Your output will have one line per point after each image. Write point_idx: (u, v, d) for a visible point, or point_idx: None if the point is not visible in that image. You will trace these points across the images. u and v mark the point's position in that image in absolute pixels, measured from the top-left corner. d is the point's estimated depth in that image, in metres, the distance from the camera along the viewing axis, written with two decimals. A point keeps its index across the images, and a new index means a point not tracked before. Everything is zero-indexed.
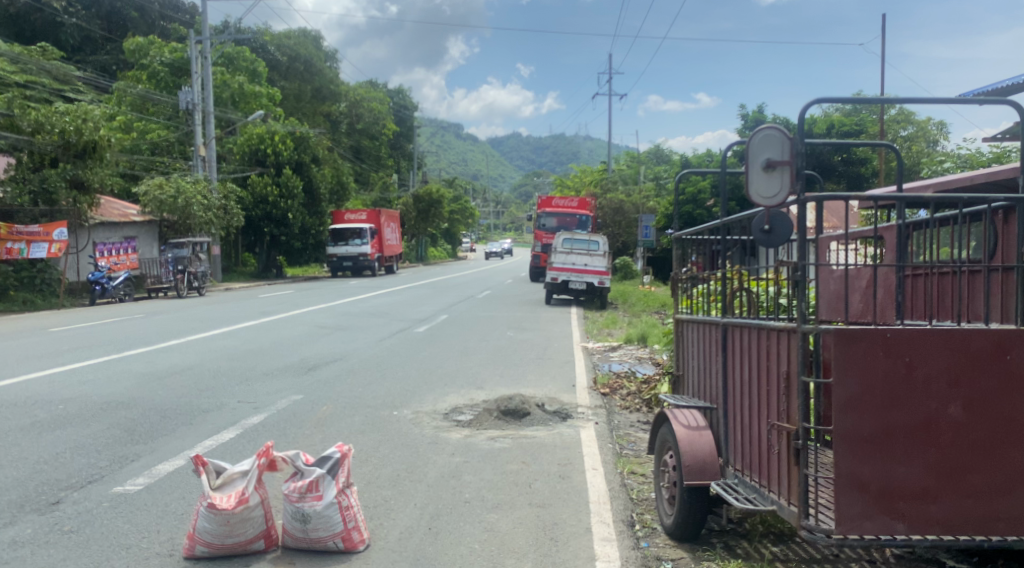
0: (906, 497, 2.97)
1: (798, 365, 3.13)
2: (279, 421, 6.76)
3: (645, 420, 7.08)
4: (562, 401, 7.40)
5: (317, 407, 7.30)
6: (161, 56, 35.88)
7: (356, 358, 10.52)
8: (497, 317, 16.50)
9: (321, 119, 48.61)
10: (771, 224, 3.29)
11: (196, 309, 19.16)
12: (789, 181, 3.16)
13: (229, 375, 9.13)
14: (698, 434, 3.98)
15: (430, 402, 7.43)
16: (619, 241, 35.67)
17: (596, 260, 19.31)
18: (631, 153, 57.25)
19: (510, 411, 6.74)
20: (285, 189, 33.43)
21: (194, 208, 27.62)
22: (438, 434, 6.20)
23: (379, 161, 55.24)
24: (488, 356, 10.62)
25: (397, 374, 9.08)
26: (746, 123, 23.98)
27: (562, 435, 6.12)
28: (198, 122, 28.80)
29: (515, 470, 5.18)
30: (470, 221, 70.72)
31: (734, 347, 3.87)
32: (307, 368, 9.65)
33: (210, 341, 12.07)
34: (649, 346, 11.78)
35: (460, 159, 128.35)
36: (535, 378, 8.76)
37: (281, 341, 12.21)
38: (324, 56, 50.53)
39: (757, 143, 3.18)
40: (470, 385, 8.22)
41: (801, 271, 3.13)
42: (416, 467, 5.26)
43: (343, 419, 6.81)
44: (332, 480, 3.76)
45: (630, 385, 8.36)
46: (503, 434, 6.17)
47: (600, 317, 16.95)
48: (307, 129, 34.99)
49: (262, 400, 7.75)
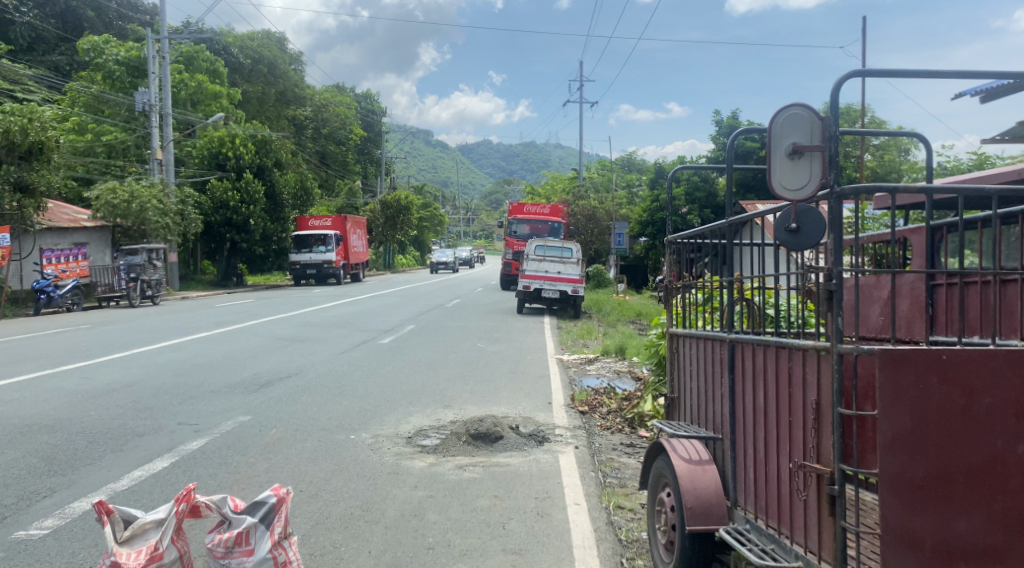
0: (967, 556, 2.41)
1: (830, 394, 2.58)
2: (221, 447, 6.05)
3: (629, 443, 6.50)
4: (537, 421, 6.78)
5: (265, 431, 6.60)
6: (117, 55, 34.63)
7: (314, 373, 9.81)
8: (467, 327, 15.83)
9: (285, 123, 47.53)
10: (801, 220, 2.68)
11: (147, 318, 18.19)
12: (820, 169, 2.63)
13: (173, 393, 8.36)
14: (699, 470, 3.46)
15: (393, 424, 6.76)
16: (590, 249, 35.33)
17: (568, 267, 18.75)
18: (600, 162, 57.04)
19: (480, 435, 6.09)
20: (246, 194, 32.50)
21: (149, 213, 26.57)
22: (400, 462, 5.55)
23: (346, 167, 54.52)
24: (458, 370, 9.98)
25: (357, 392, 8.41)
26: (719, 129, 23.68)
27: (538, 462, 5.52)
28: (155, 124, 27.81)
29: (486, 506, 4.55)
30: (437, 228, 69.97)
31: (744, 370, 3.30)
32: (259, 385, 8.92)
33: (157, 354, 11.25)
34: (627, 357, 11.22)
35: (429, 167, 127.74)
36: (507, 394, 8.14)
37: (235, 354, 11.45)
38: (288, 59, 49.62)
39: (781, 124, 2.66)
40: (437, 404, 7.57)
41: (836, 280, 2.55)
42: (372, 503, 4.60)
43: (294, 444, 6.13)
44: (266, 531, 3.13)
45: (610, 402, 7.78)
46: (472, 462, 5.54)
47: (573, 327, 16.38)
48: (269, 133, 34.25)
49: (205, 422, 7.02)
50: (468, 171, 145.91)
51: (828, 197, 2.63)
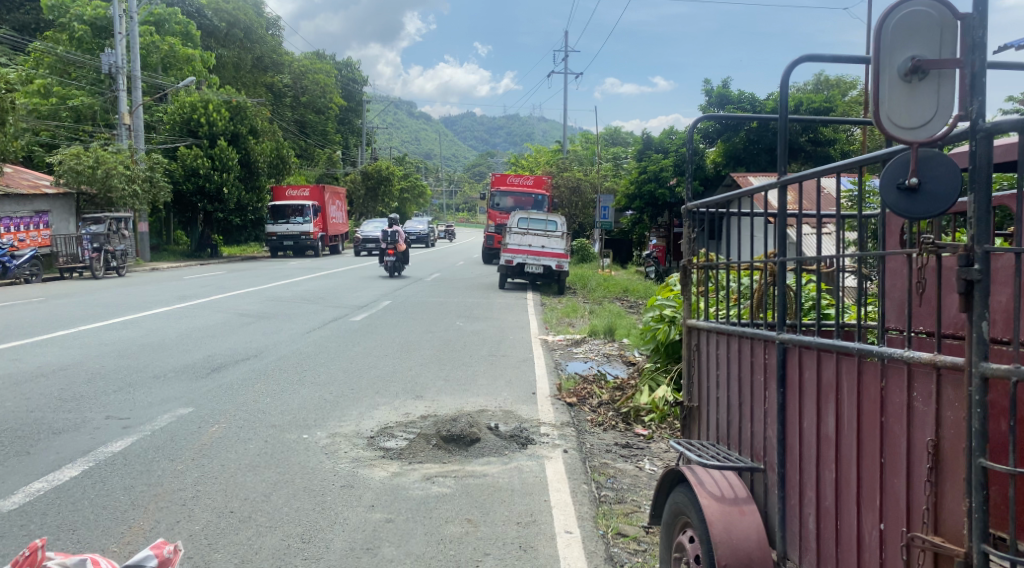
0: None
1: (967, 437, 1.68)
2: (150, 448, 5.15)
3: (624, 443, 5.65)
4: (519, 417, 5.92)
5: (205, 427, 5.71)
6: (82, 14, 32.76)
7: (274, 355, 8.90)
8: (447, 303, 14.94)
9: (262, 89, 45.81)
10: (921, 173, 1.79)
11: (107, 291, 17.14)
12: (957, 93, 1.74)
13: (109, 379, 7.41)
14: (737, 513, 2.61)
15: (354, 420, 5.88)
16: (575, 222, 34.57)
17: (553, 241, 17.80)
18: (586, 134, 55.94)
19: (453, 438, 5.20)
20: (219, 161, 31.17)
21: (115, 179, 25.21)
22: (357, 471, 4.67)
23: (325, 136, 53.16)
24: (433, 352, 9.13)
25: (320, 378, 7.54)
26: (709, 99, 22.72)
27: (521, 472, 4.67)
28: (124, 87, 26.44)
29: (456, 536, 3.69)
30: (419, 200, 68.69)
31: (801, 387, 2.45)
32: (210, 369, 8.02)
33: (105, 332, 10.26)
34: (618, 339, 10.37)
35: (413, 138, 125.68)
36: (486, 382, 7.30)
37: (191, 333, 10.49)
38: (266, 23, 47.71)
39: (892, 28, 1.79)
40: (406, 395, 6.70)
41: (978, 262, 1.62)
42: (316, 532, 3.72)
43: (235, 445, 5.24)
44: None
45: (601, 393, 6.93)
46: (442, 471, 4.66)
47: (558, 304, 15.61)
48: (244, 98, 32.87)
49: (137, 415, 6.08)
50: (451, 142, 144.23)
51: (960, 134, 1.75)
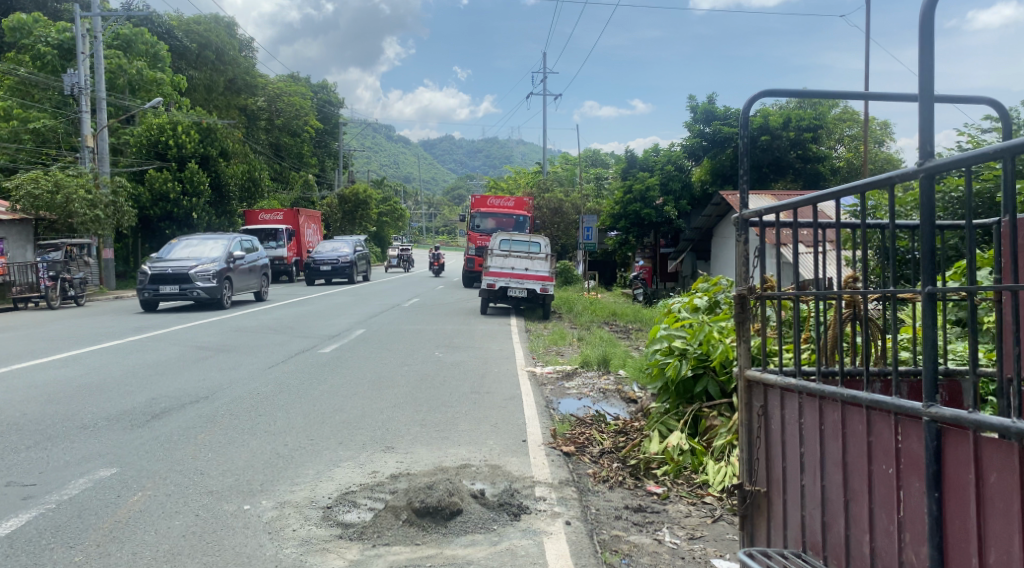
0: None
1: None
2: (46, 530, 4.09)
3: (637, 506, 4.68)
4: (508, 474, 4.96)
5: (126, 495, 4.67)
6: (47, 36, 31.46)
7: (227, 396, 7.88)
8: (426, 331, 13.96)
9: (235, 111, 44.45)
10: None
11: (59, 323, 15.90)
12: None
13: (26, 431, 6.32)
14: None
15: (310, 482, 4.87)
16: (558, 243, 33.78)
17: (536, 263, 16.89)
18: (565, 156, 55.47)
19: (429, 510, 4.19)
20: (189, 185, 30.04)
21: (75, 204, 23.73)
22: (304, 559, 3.67)
23: (301, 159, 52.05)
24: (408, 390, 8.16)
25: (276, 425, 6.53)
26: (695, 115, 22.42)
27: (513, 556, 3.69)
28: (86, 109, 25.19)
29: None
30: (398, 224, 67.64)
31: (978, 496, 1.68)
32: (151, 416, 6.97)
33: (38, 371, 9.13)
34: (612, 370, 9.44)
35: (392, 162, 124.87)
36: (468, 427, 6.34)
37: (138, 371, 9.38)
38: (239, 45, 46.51)
39: None
40: (375, 447, 5.69)
41: None
42: None
43: (156, 523, 4.21)
44: None
45: (602, 439, 5.99)
46: (414, 559, 3.67)
47: (543, 330, 14.69)
48: (215, 119, 31.41)
49: (45, 481, 5.01)
50: (429, 165, 143.62)
51: None
